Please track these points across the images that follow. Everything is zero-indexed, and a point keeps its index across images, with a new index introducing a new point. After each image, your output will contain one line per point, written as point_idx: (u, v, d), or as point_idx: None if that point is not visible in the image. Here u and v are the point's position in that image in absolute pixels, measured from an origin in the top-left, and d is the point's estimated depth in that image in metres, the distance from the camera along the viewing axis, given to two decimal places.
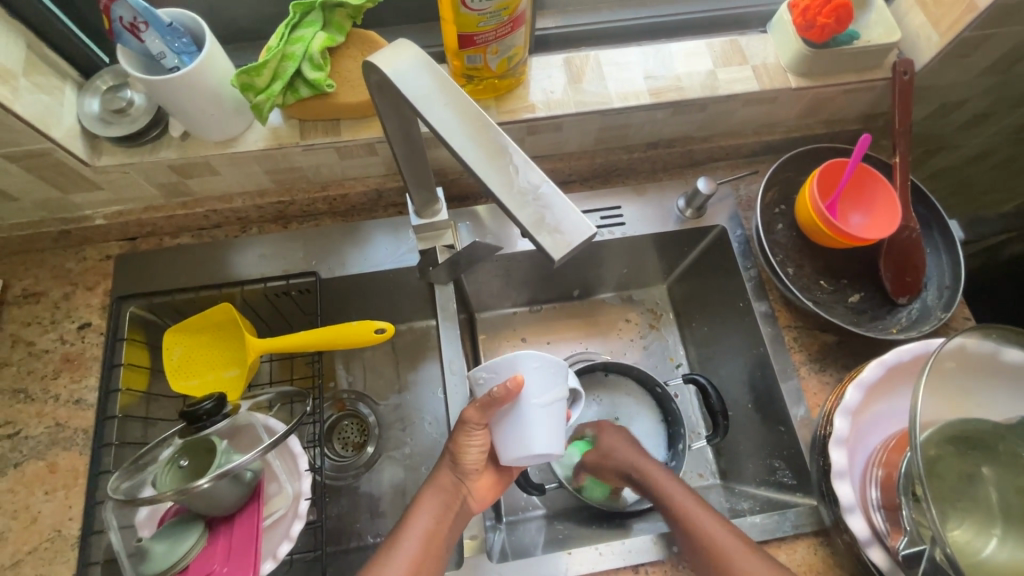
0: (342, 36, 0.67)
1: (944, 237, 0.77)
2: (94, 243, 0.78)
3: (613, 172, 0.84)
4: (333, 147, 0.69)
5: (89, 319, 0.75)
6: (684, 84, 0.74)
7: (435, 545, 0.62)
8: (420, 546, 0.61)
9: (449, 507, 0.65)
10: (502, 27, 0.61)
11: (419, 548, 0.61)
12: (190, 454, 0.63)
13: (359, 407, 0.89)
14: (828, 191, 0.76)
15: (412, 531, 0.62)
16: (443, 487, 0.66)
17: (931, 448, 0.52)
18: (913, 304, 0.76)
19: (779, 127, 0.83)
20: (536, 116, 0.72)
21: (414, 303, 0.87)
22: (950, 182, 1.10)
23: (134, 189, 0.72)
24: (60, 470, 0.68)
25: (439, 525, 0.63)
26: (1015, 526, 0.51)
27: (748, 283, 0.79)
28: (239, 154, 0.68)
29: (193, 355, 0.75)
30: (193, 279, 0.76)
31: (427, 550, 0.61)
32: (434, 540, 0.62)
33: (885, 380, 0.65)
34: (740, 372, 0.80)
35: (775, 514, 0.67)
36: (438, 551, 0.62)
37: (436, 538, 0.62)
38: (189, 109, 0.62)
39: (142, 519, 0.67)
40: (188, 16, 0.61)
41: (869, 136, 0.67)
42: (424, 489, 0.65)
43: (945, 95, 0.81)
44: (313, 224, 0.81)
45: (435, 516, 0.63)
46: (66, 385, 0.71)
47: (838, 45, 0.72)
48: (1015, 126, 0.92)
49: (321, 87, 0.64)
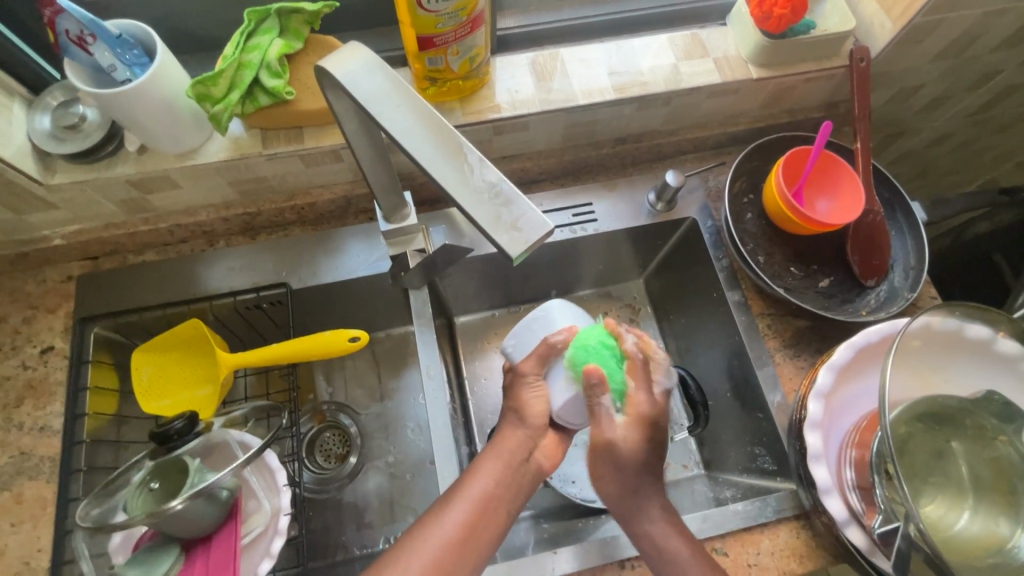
0: (299, 42, 0.66)
1: (908, 219, 0.79)
2: (54, 264, 0.76)
3: (583, 169, 0.85)
4: (297, 155, 0.68)
5: (52, 342, 0.72)
6: (648, 78, 0.75)
7: (487, 518, 0.57)
8: (472, 520, 0.56)
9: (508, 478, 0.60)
10: (460, 27, 0.60)
11: (466, 525, 0.55)
12: (161, 476, 0.61)
13: (339, 418, 0.88)
14: (793, 179, 0.77)
15: (466, 500, 0.57)
16: (512, 455, 0.61)
17: (901, 426, 0.53)
18: (881, 286, 0.77)
19: (744, 118, 0.84)
20: (502, 116, 0.72)
21: (390, 309, 0.86)
22: (913, 166, 1.13)
23: (93, 207, 0.70)
24: (26, 501, 0.65)
25: (497, 496, 0.58)
26: (985, 498, 0.52)
27: (721, 272, 0.80)
28: (199, 165, 0.67)
29: (163, 374, 0.73)
30: (159, 296, 0.75)
31: (476, 524, 0.56)
32: (487, 515, 0.57)
33: (856, 362, 0.66)
34: (719, 361, 0.81)
35: (756, 501, 0.67)
36: (489, 525, 0.56)
37: (489, 512, 0.57)
38: (144, 122, 0.60)
39: (116, 546, 0.63)
40: (138, 28, 0.59)
41: (831, 123, 0.68)
42: (490, 452, 0.61)
43: (901, 80, 0.83)
44: (282, 234, 0.79)
45: (495, 485, 0.58)
46: (30, 412, 0.69)
47: (795, 35, 0.73)
48: (971, 108, 0.95)
49: (280, 94, 0.63)
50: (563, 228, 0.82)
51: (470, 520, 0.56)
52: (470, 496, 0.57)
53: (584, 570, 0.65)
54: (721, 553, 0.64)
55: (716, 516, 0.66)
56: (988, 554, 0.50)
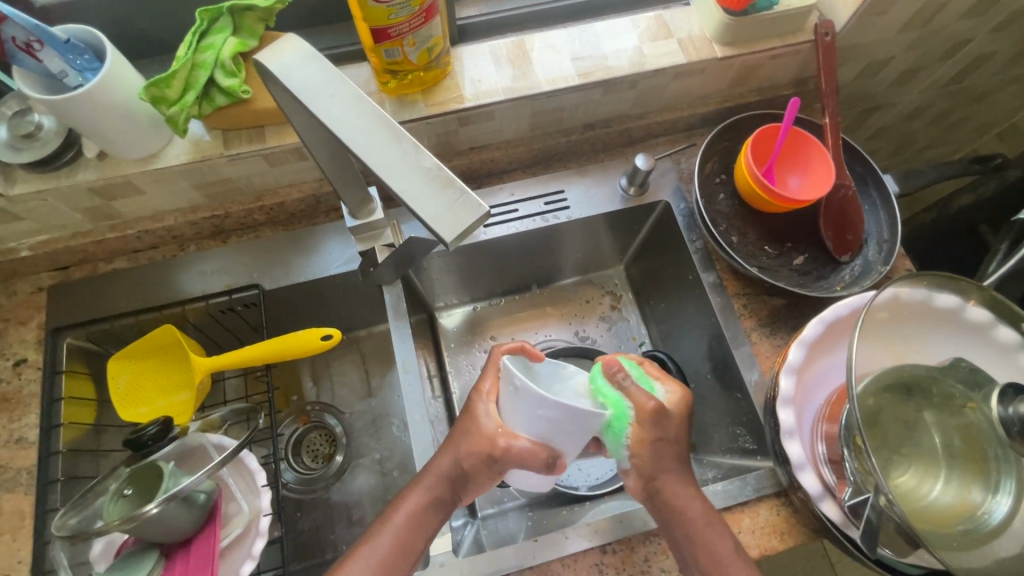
0: (254, 39, 0.65)
1: (880, 192, 0.79)
2: (24, 276, 0.75)
3: (555, 157, 0.84)
4: (259, 154, 0.68)
5: (25, 354, 0.72)
6: (611, 62, 0.74)
7: (407, 556, 0.58)
8: (390, 557, 0.57)
9: (431, 512, 0.60)
10: (414, 17, 0.60)
11: (386, 557, 0.57)
12: (135, 483, 0.61)
13: (325, 419, 0.88)
14: (763, 157, 0.77)
15: (382, 541, 0.58)
16: (438, 489, 0.60)
17: (869, 398, 0.53)
18: (855, 261, 0.77)
19: (713, 99, 0.84)
20: (465, 106, 0.71)
21: (368, 306, 0.86)
22: (891, 140, 1.12)
23: (57, 216, 0.69)
24: (5, 513, 0.65)
25: (415, 534, 0.59)
26: (958, 466, 0.52)
27: (695, 254, 0.79)
28: (161, 170, 0.66)
29: (140, 381, 0.72)
30: (132, 303, 0.74)
31: (394, 560, 0.57)
32: (405, 554, 0.58)
33: (826, 338, 0.66)
34: (699, 344, 0.81)
35: (736, 480, 0.67)
36: (409, 562, 0.58)
37: (410, 547, 0.58)
38: (99, 127, 0.60)
39: (98, 554, 0.64)
40: (86, 31, 0.59)
41: (796, 99, 0.67)
42: (415, 487, 0.60)
43: (869, 53, 0.83)
44: (254, 236, 0.79)
45: (416, 520, 0.59)
46: (5, 425, 0.69)
47: (758, 11, 0.72)
48: (943, 78, 0.94)
49: (237, 93, 0.63)
50: (536, 217, 0.81)
51: (387, 557, 0.57)
52: (387, 535, 0.58)
53: (567, 556, 0.65)
54: None
55: None
56: (959, 521, 0.50)
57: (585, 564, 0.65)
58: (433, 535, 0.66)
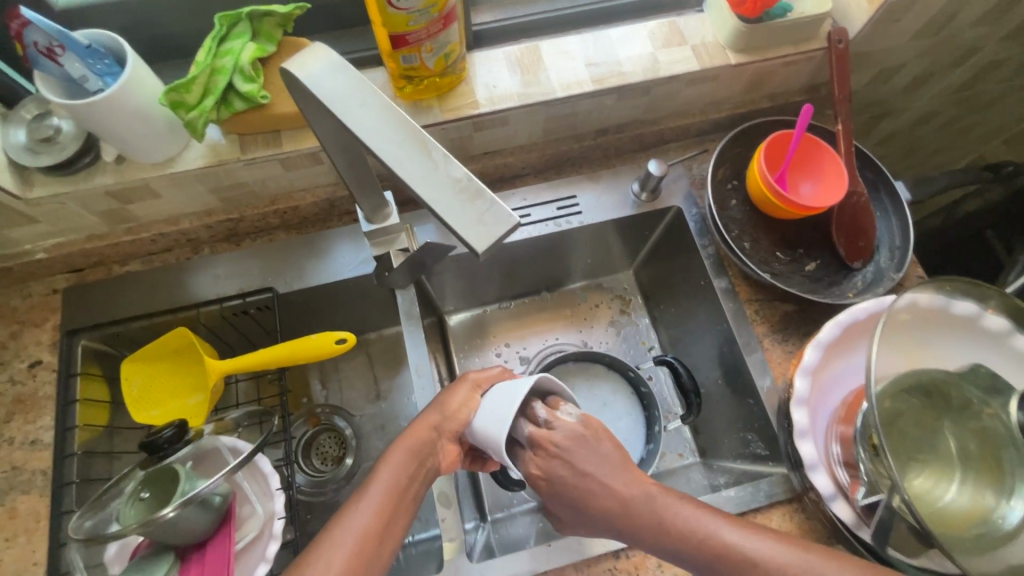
0: (272, 45, 0.65)
1: (892, 199, 0.79)
2: (38, 278, 0.76)
3: (567, 162, 0.85)
4: (275, 159, 0.68)
5: (40, 356, 0.72)
6: (626, 68, 0.75)
7: (399, 508, 0.53)
8: (386, 506, 0.52)
9: (413, 470, 0.56)
10: (433, 24, 0.60)
11: (381, 509, 0.52)
12: (151, 486, 0.61)
13: (335, 421, 0.88)
14: (776, 164, 0.77)
15: (374, 495, 0.53)
16: (419, 440, 0.58)
17: (888, 401, 0.53)
18: (867, 268, 0.77)
19: (726, 105, 0.84)
20: (480, 112, 0.71)
21: (380, 309, 0.86)
22: (901, 146, 1.13)
23: (72, 219, 0.70)
24: (20, 515, 0.65)
25: (406, 492, 0.55)
26: (975, 471, 0.52)
27: (707, 260, 0.80)
28: (179, 173, 0.67)
29: (153, 383, 0.72)
30: (146, 306, 0.75)
31: (389, 510, 0.52)
32: (395, 499, 0.53)
33: (843, 340, 0.66)
34: (710, 349, 0.81)
35: (749, 486, 0.68)
36: (402, 516, 0.54)
37: (398, 507, 0.53)
38: (119, 131, 0.60)
39: (112, 556, 0.64)
40: (107, 36, 0.59)
41: (810, 106, 0.68)
42: (394, 446, 0.57)
43: (881, 61, 0.83)
44: (267, 239, 0.79)
45: (401, 483, 0.55)
46: (21, 427, 0.69)
47: (772, 19, 0.72)
48: (953, 86, 0.94)
49: (255, 99, 0.63)
50: (548, 222, 0.82)
51: (385, 508, 0.52)
52: (379, 490, 0.53)
53: (579, 561, 0.65)
54: None
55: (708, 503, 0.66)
56: (975, 525, 0.50)
57: (598, 569, 0.65)
58: (445, 539, 0.66)
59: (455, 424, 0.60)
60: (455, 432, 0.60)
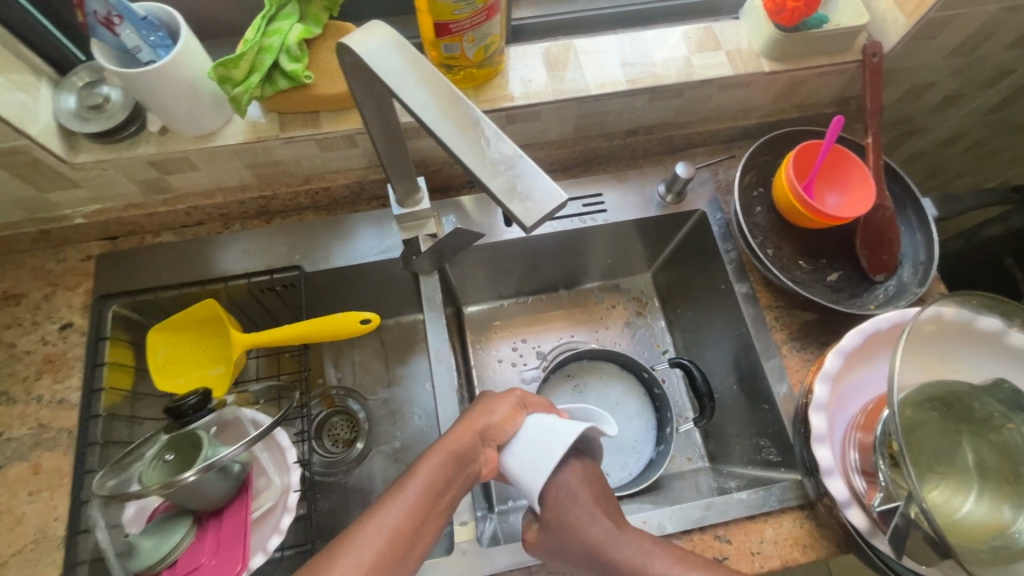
0: (318, 27, 0.68)
1: (918, 215, 0.79)
2: (74, 244, 0.78)
3: (594, 160, 0.86)
4: (313, 139, 0.70)
5: (71, 319, 0.74)
6: (661, 71, 0.75)
7: (434, 511, 0.52)
8: (421, 507, 0.51)
9: (452, 475, 0.54)
10: (477, 14, 0.61)
11: (414, 514, 0.50)
12: (175, 448, 0.63)
13: (348, 404, 0.89)
14: (804, 172, 0.78)
15: (411, 494, 0.51)
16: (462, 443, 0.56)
17: (909, 409, 0.53)
18: (890, 281, 0.77)
19: (755, 112, 0.84)
20: (514, 104, 0.73)
21: (401, 295, 0.87)
22: (925, 165, 1.12)
23: (113, 186, 0.72)
24: (44, 472, 0.67)
25: (442, 495, 0.53)
26: (991, 483, 0.53)
27: (729, 264, 0.80)
28: (219, 148, 0.68)
29: (177, 353, 0.74)
30: (175, 276, 0.76)
31: (423, 515, 0.50)
32: (429, 507, 0.51)
33: (864, 347, 0.67)
34: (726, 354, 0.81)
35: (760, 490, 0.68)
36: (434, 518, 0.52)
37: (432, 510, 0.52)
38: (167, 102, 0.62)
39: (129, 517, 0.66)
40: (162, 10, 0.61)
41: (842, 117, 0.68)
42: (433, 451, 0.55)
43: (913, 77, 0.83)
44: (297, 218, 0.81)
45: (436, 487, 0.52)
46: (49, 385, 0.71)
47: (808, 28, 0.73)
48: (983, 108, 0.95)
49: (299, 78, 0.65)
50: (573, 218, 0.83)
51: (420, 508, 0.50)
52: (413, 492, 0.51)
53: None
54: (723, 540, 0.65)
55: (720, 504, 0.67)
56: (991, 538, 0.51)
57: None
58: (455, 522, 0.67)
59: (499, 435, 0.58)
60: (495, 441, 0.59)
